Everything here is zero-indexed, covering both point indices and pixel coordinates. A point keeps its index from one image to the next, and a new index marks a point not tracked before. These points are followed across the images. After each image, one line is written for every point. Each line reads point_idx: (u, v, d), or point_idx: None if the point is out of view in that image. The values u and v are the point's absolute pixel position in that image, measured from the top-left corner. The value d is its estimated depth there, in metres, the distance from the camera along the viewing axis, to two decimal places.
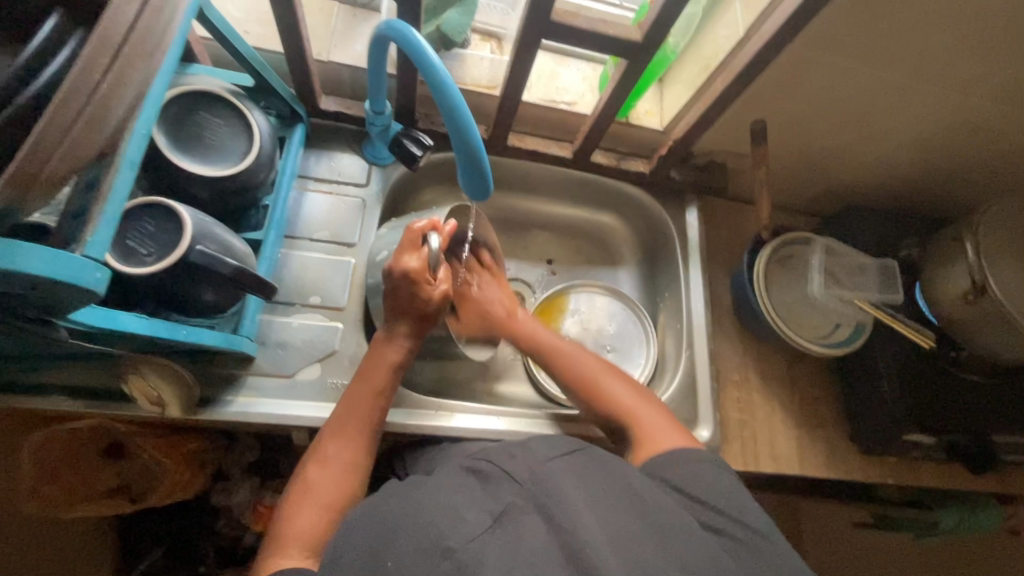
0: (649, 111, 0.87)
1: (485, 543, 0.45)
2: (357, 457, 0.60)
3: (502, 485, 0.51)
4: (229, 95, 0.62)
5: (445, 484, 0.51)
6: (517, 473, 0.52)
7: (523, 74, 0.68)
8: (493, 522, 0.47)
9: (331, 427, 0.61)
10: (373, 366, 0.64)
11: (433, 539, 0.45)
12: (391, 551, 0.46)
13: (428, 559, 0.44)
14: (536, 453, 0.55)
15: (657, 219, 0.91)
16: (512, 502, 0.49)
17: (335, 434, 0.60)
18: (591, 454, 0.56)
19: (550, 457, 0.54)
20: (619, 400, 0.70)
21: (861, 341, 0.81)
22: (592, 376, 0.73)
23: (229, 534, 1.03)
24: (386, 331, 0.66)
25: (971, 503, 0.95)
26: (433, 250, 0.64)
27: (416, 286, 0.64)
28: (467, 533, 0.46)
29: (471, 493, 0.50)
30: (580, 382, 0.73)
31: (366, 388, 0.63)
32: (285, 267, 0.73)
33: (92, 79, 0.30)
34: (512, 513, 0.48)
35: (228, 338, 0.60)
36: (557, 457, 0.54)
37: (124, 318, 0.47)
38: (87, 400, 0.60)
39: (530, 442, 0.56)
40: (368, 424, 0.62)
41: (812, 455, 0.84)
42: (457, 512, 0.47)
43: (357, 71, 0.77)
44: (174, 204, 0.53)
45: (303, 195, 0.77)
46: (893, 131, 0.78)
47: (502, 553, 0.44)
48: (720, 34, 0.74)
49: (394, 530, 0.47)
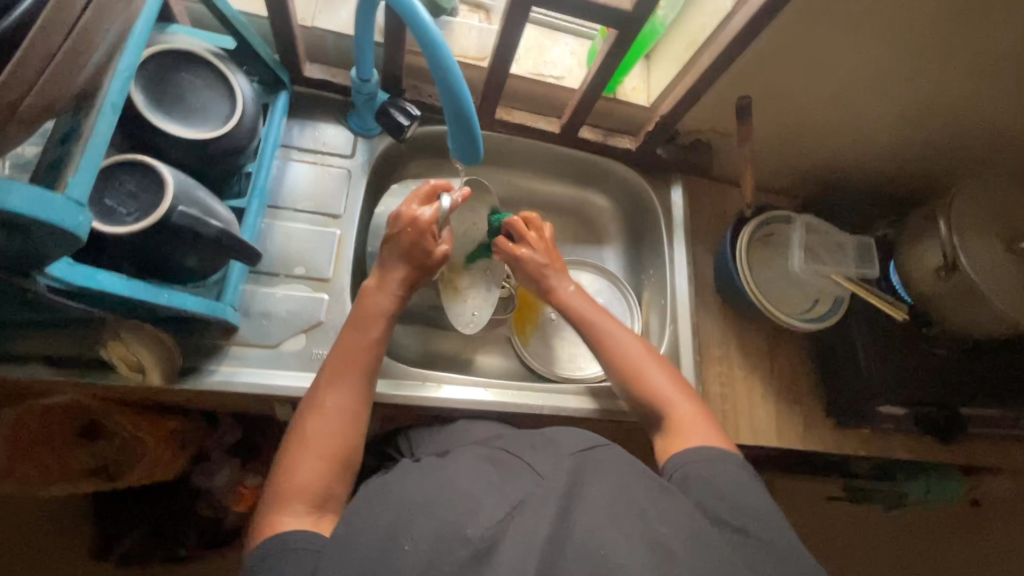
0: (636, 88, 0.88)
1: (503, 531, 0.46)
2: (356, 408, 0.61)
3: (523, 477, 0.53)
4: (212, 58, 0.61)
5: (466, 475, 0.53)
6: (541, 465, 0.54)
7: (512, 43, 0.67)
8: (510, 511, 0.48)
9: (327, 379, 0.61)
10: (367, 315, 0.65)
11: (452, 528, 0.46)
12: (408, 536, 0.46)
13: (446, 547, 0.45)
14: (560, 447, 0.57)
15: (643, 197, 0.92)
16: (531, 492, 0.50)
17: (332, 386, 0.61)
18: (613, 450, 0.57)
19: (577, 449, 0.56)
20: (658, 388, 0.68)
21: (838, 316, 0.83)
22: (634, 360, 0.70)
23: (208, 516, 1.00)
24: (379, 279, 0.68)
25: (938, 474, 0.98)
26: (442, 207, 0.69)
27: (423, 235, 0.68)
28: (484, 521, 0.47)
29: (489, 483, 0.52)
30: (624, 364, 0.70)
31: (359, 339, 0.64)
32: (269, 237, 0.72)
33: (72, 11, 0.29)
34: (530, 500, 0.49)
35: (211, 305, 0.59)
36: (586, 451, 0.56)
37: (104, 277, 0.46)
38: (64, 369, 0.59)
39: (554, 437, 0.59)
40: (364, 373, 0.63)
41: (789, 429, 0.86)
42: (476, 503, 0.49)
43: (342, 38, 0.76)
44: (155, 163, 0.52)
45: (286, 166, 0.76)
46: (873, 110, 0.79)
47: (517, 543, 0.45)
48: (707, 11, 0.74)
49: (410, 519, 0.48)
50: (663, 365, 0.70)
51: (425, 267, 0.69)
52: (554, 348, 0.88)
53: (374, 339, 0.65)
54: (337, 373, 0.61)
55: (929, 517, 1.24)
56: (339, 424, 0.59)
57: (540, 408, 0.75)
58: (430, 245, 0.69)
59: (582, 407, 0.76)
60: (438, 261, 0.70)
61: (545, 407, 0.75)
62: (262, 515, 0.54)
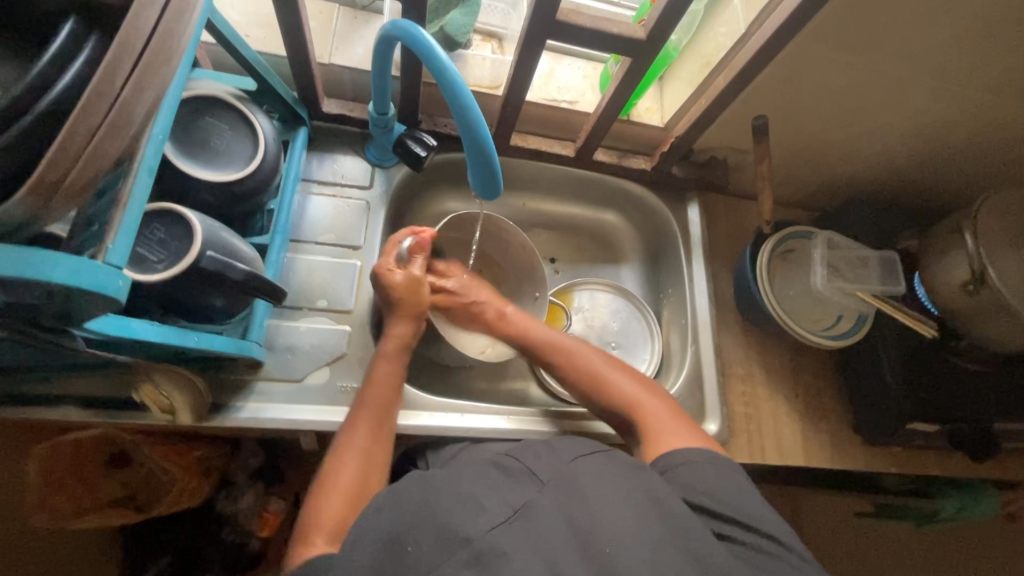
0: (650, 109, 0.88)
1: (504, 532, 0.45)
2: (376, 446, 0.62)
3: (525, 481, 0.51)
4: (234, 100, 0.62)
5: (463, 476, 0.52)
6: (540, 470, 0.53)
7: (527, 75, 0.68)
8: (512, 514, 0.47)
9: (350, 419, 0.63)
10: (393, 347, 0.69)
11: (452, 528, 0.46)
12: (411, 539, 0.47)
13: (447, 547, 0.45)
14: (561, 451, 0.55)
15: (659, 215, 0.92)
16: (532, 497, 0.49)
17: (353, 425, 0.62)
18: (613, 455, 0.55)
19: (574, 456, 0.54)
20: (627, 393, 0.70)
21: (863, 332, 0.82)
22: (592, 366, 0.73)
23: (234, 541, 1.01)
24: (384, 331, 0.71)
25: (972, 491, 0.95)
26: (402, 247, 0.74)
27: (381, 275, 0.71)
28: (485, 523, 0.46)
29: (491, 485, 0.51)
30: (586, 377, 0.73)
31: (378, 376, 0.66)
32: (292, 271, 0.73)
33: (112, 87, 0.30)
34: (532, 506, 0.48)
35: (238, 344, 0.60)
36: (581, 457, 0.54)
37: (136, 325, 0.46)
38: (95, 410, 0.59)
39: (553, 442, 0.57)
40: (384, 410, 0.64)
41: (817, 447, 0.85)
42: (478, 504, 0.48)
43: (359, 73, 0.77)
44: (181, 208, 0.53)
45: (307, 199, 0.77)
46: (892, 123, 0.79)
47: (519, 544, 0.45)
48: (721, 31, 0.74)
49: (411, 525, 0.48)
50: (618, 368, 0.73)
51: (406, 302, 0.71)
52: None
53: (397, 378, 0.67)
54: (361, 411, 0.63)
55: (960, 530, 1.21)
56: (362, 457, 0.60)
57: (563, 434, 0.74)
58: (391, 279, 0.71)
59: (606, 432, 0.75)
60: (406, 288, 0.71)
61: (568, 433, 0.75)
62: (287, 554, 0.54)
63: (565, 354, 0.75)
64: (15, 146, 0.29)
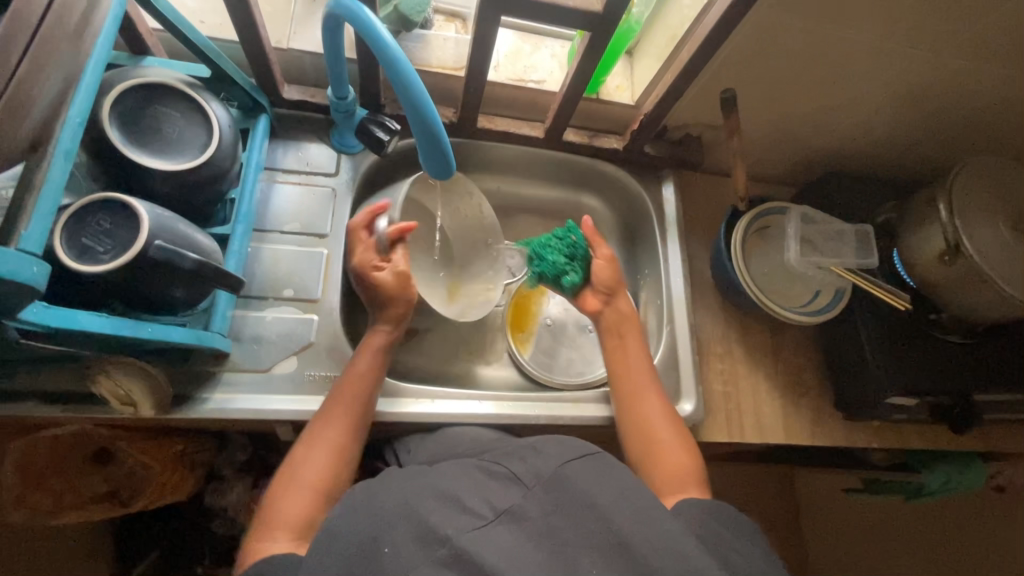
0: (619, 86, 0.86)
1: (485, 535, 0.47)
2: (347, 443, 0.62)
3: (510, 486, 0.53)
4: (185, 87, 0.61)
5: (453, 477, 0.54)
6: (526, 475, 0.53)
7: (485, 52, 0.67)
8: (495, 518, 0.49)
9: (322, 414, 0.62)
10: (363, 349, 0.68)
11: (431, 527, 0.48)
12: (388, 538, 0.48)
13: (427, 545, 0.47)
14: (548, 454, 0.55)
15: (634, 195, 0.91)
16: (518, 502, 0.50)
17: (327, 419, 0.62)
18: (602, 458, 0.54)
19: (562, 460, 0.53)
20: (677, 460, 0.64)
21: (840, 307, 0.81)
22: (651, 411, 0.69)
23: (224, 534, 1.03)
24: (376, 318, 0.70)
25: (958, 462, 0.95)
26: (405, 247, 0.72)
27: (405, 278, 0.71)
28: (468, 523, 0.48)
29: (475, 485, 0.53)
30: (641, 421, 0.68)
31: (354, 380, 0.65)
32: (257, 260, 0.73)
33: None
34: (516, 510, 0.49)
35: (198, 334, 0.59)
36: (570, 460, 0.53)
37: (81, 316, 0.46)
38: (59, 405, 0.59)
39: (540, 445, 0.57)
40: (357, 415, 0.63)
41: (796, 424, 0.84)
42: (460, 505, 0.50)
43: (318, 57, 0.76)
44: (128, 198, 0.52)
45: (271, 188, 0.76)
46: (864, 93, 0.77)
47: (499, 545, 0.46)
48: (685, 3, 0.72)
49: (389, 525, 0.49)
50: (674, 428, 0.67)
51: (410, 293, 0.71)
52: (553, 354, 0.87)
53: (381, 371, 0.67)
54: (335, 405, 0.63)
55: None
56: (331, 455, 0.60)
57: (536, 417, 0.74)
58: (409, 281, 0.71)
59: (580, 415, 0.75)
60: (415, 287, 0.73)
61: (542, 417, 0.74)
62: (245, 548, 0.54)
63: (638, 381, 0.71)
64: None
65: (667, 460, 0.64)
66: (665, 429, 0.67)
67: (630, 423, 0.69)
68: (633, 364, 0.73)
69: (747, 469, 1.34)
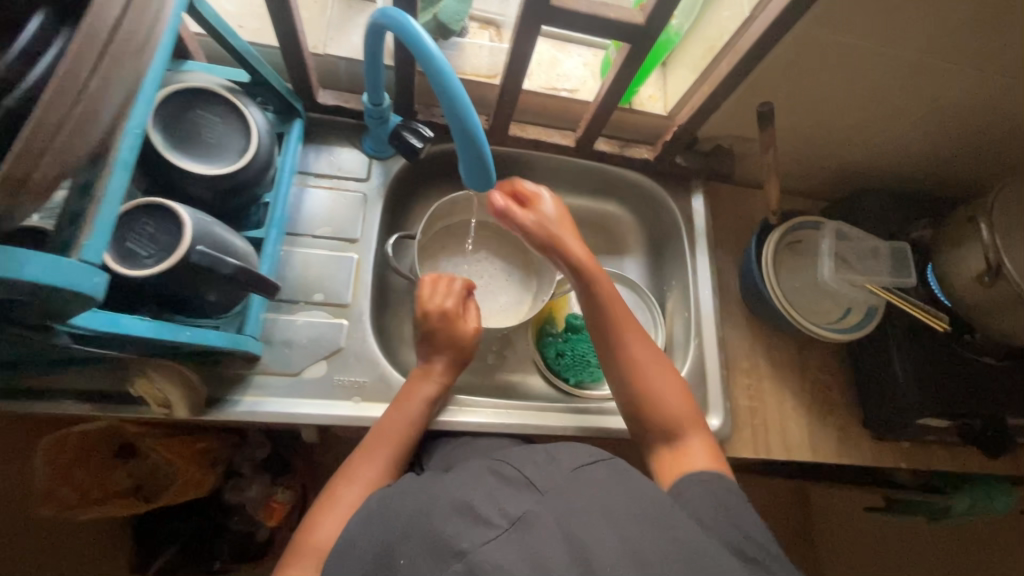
0: (652, 96, 0.86)
1: (498, 547, 0.44)
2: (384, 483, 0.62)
3: (523, 490, 0.49)
4: (224, 92, 0.61)
5: (467, 484, 0.51)
6: (539, 479, 0.49)
7: (522, 63, 0.66)
8: (508, 525, 0.45)
9: (365, 450, 0.64)
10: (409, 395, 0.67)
11: (446, 541, 0.46)
12: (403, 550, 0.48)
13: (441, 560, 0.45)
14: (562, 460, 0.51)
15: (662, 205, 0.90)
16: (531, 508, 0.47)
17: (367, 455, 0.63)
18: (615, 465, 0.51)
19: (576, 464, 0.51)
20: (672, 408, 0.65)
21: (873, 325, 0.79)
22: (637, 355, 0.68)
23: (242, 530, 1.03)
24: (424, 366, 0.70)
25: (986, 485, 0.93)
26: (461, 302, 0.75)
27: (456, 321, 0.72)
28: (479, 536, 0.45)
29: (488, 492, 0.49)
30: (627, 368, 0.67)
31: (402, 420, 0.66)
32: (288, 264, 0.73)
33: None
34: (529, 517, 0.46)
35: (232, 338, 0.60)
36: (585, 466, 0.50)
37: (126, 320, 0.46)
38: (94, 405, 0.60)
39: (554, 450, 0.53)
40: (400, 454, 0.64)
41: (822, 442, 0.83)
42: (474, 513, 0.47)
43: (354, 63, 0.76)
44: (170, 202, 0.52)
45: (303, 192, 0.76)
46: (903, 109, 0.76)
47: (513, 558, 0.43)
48: (725, 15, 0.71)
49: (402, 536, 0.49)
50: (664, 375, 0.67)
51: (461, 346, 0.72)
52: None
53: (426, 413, 0.67)
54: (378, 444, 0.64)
55: None
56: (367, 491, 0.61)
57: (561, 429, 0.74)
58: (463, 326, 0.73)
59: (605, 427, 0.74)
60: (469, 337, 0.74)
61: (567, 428, 0.74)
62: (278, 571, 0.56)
63: (623, 328, 0.69)
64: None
65: (661, 407, 0.65)
66: (653, 373, 0.67)
67: (617, 372, 0.68)
68: (621, 315, 0.70)
69: (765, 480, 1.32)
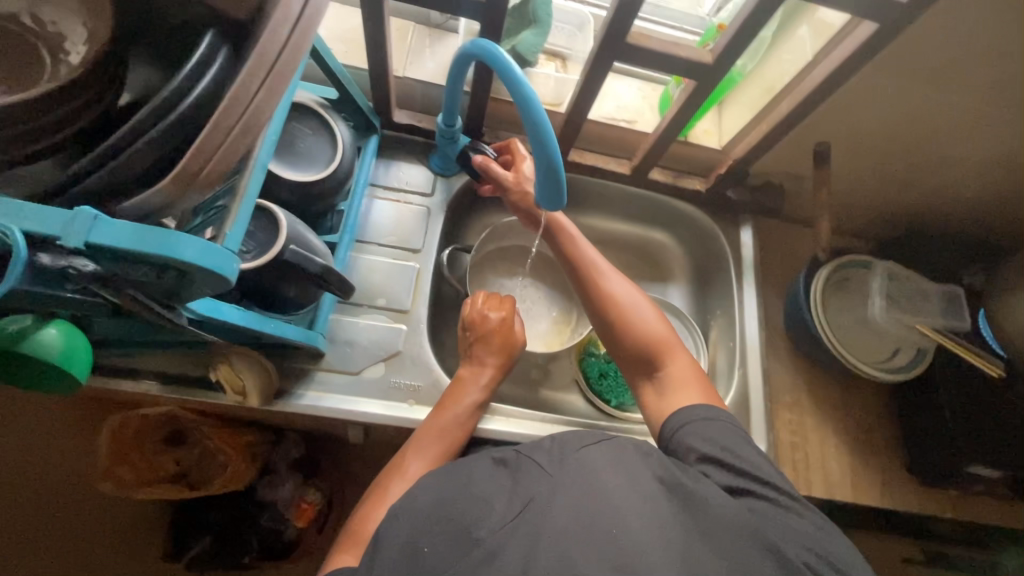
0: (707, 131, 0.89)
1: (513, 530, 0.45)
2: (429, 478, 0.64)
3: (532, 473, 0.50)
4: (318, 107, 0.67)
5: (479, 473, 0.51)
6: (546, 463, 0.50)
7: (593, 94, 0.71)
8: (522, 508, 0.46)
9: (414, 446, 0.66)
10: (456, 393, 0.70)
11: (465, 528, 0.46)
12: (427, 537, 0.47)
13: (461, 548, 0.45)
14: (566, 444, 0.53)
15: (710, 236, 0.92)
16: (539, 491, 0.47)
17: (416, 451, 0.66)
18: (616, 447, 0.52)
19: (580, 447, 0.51)
20: (656, 335, 0.68)
21: (921, 369, 0.79)
22: (620, 294, 0.70)
23: (270, 527, 1.01)
24: (473, 365, 0.73)
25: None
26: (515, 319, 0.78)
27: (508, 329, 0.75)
28: (497, 520, 0.46)
29: (502, 484, 0.50)
30: (610, 308, 0.70)
31: (448, 418, 0.68)
32: (354, 269, 0.77)
33: (248, 93, 0.33)
34: (541, 500, 0.47)
35: (306, 333, 0.64)
36: (587, 446, 0.51)
37: (226, 308, 0.51)
38: (173, 387, 0.64)
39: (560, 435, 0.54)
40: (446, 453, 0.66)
41: (865, 483, 0.82)
42: (490, 500, 0.48)
43: (430, 87, 0.81)
44: (270, 205, 0.57)
45: (372, 203, 0.81)
46: (960, 155, 0.77)
47: (527, 543, 0.44)
48: (787, 58, 0.75)
49: (426, 522, 0.47)
50: (647, 309, 0.70)
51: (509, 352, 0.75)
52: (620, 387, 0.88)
53: (472, 416, 0.70)
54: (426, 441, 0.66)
55: None
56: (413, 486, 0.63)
57: None
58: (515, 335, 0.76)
59: None
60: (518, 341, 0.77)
61: None
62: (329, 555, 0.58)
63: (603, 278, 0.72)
64: (143, 150, 0.33)
65: (646, 338, 0.68)
66: (634, 304, 0.70)
67: (603, 317, 0.70)
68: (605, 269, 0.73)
69: None
